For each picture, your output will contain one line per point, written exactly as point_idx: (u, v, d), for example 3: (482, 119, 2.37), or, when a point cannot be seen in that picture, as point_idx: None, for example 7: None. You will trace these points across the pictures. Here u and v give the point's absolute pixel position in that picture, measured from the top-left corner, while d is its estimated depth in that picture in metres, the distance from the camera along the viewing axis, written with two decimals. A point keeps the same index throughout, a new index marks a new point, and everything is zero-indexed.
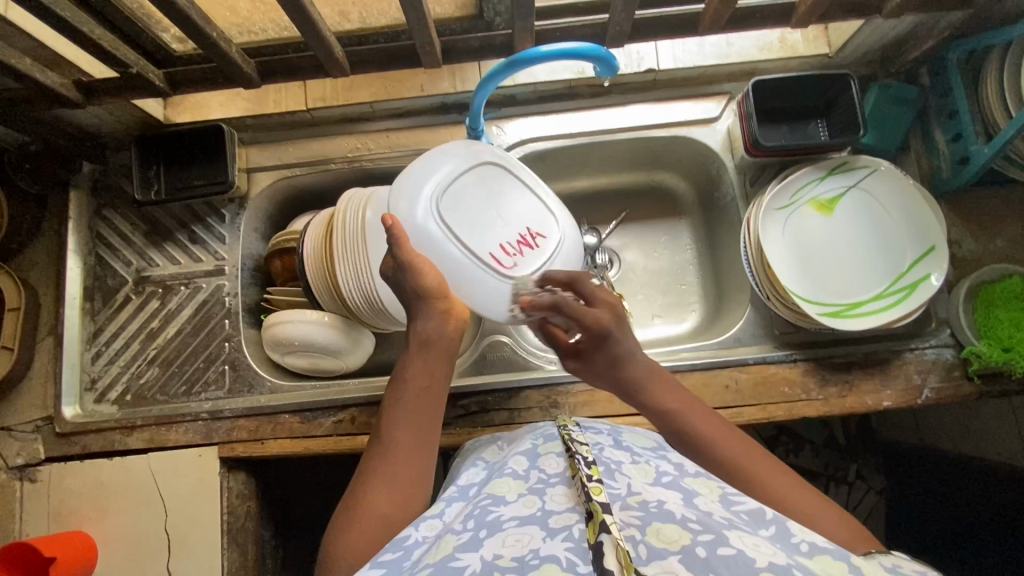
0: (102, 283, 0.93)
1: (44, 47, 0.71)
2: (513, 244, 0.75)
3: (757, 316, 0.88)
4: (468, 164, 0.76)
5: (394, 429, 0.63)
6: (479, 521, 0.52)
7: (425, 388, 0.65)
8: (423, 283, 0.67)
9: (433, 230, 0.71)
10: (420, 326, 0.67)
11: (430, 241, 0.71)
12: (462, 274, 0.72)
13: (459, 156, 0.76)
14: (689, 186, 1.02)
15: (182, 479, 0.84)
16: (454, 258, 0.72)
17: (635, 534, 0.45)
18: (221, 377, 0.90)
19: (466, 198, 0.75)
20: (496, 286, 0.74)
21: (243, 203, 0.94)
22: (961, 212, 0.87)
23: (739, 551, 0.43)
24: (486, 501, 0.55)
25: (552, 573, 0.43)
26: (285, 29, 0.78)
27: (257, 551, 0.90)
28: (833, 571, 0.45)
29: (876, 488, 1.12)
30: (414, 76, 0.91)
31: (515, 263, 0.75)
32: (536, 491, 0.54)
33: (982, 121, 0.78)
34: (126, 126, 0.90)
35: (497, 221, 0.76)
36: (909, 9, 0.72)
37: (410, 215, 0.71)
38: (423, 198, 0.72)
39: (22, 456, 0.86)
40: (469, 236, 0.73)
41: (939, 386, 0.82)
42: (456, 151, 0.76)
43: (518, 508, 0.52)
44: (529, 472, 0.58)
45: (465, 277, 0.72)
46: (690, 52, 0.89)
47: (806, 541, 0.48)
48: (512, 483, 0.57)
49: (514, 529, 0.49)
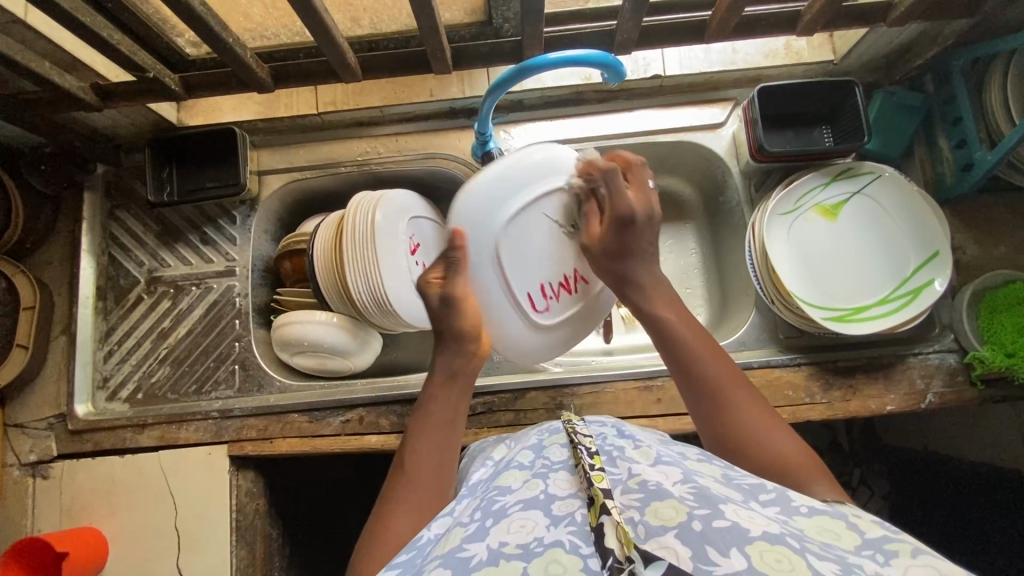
0: (114, 283, 0.94)
1: (62, 51, 0.73)
2: (552, 288, 0.76)
3: (761, 320, 0.89)
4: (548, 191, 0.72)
5: (417, 450, 0.65)
6: (486, 510, 0.53)
7: (450, 412, 0.68)
8: (460, 324, 0.69)
9: (482, 263, 0.72)
10: (447, 361, 0.69)
11: (478, 276, 0.72)
12: (498, 311, 0.75)
13: (535, 169, 0.71)
14: (694, 191, 1.03)
15: (192, 477, 0.85)
16: (495, 293, 0.73)
17: (634, 516, 0.46)
18: (231, 376, 0.91)
19: (521, 228, 0.72)
20: (522, 326, 0.76)
21: (253, 205, 0.95)
22: (965, 218, 0.87)
23: (734, 523, 0.43)
24: (494, 492, 0.56)
25: (557, 557, 0.44)
26: (297, 34, 0.79)
27: (265, 549, 0.91)
28: (830, 526, 0.47)
29: (880, 494, 1.12)
30: (423, 81, 0.92)
31: (548, 307, 0.76)
32: (540, 475, 0.55)
33: (985, 128, 0.79)
34: (140, 129, 0.91)
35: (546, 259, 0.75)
36: (914, 17, 0.72)
37: (468, 238, 0.71)
38: (479, 220, 0.70)
39: (34, 453, 0.87)
40: (511, 273, 0.73)
41: (943, 391, 0.82)
42: (533, 164, 0.71)
43: (523, 493, 0.53)
44: (534, 462, 0.59)
45: (498, 313, 0.75)
46: (696, 59, 0.90)
47: (806, 504, 0.50)
48: (517, 473, 0.58)
49: (518, 514, 0.50)
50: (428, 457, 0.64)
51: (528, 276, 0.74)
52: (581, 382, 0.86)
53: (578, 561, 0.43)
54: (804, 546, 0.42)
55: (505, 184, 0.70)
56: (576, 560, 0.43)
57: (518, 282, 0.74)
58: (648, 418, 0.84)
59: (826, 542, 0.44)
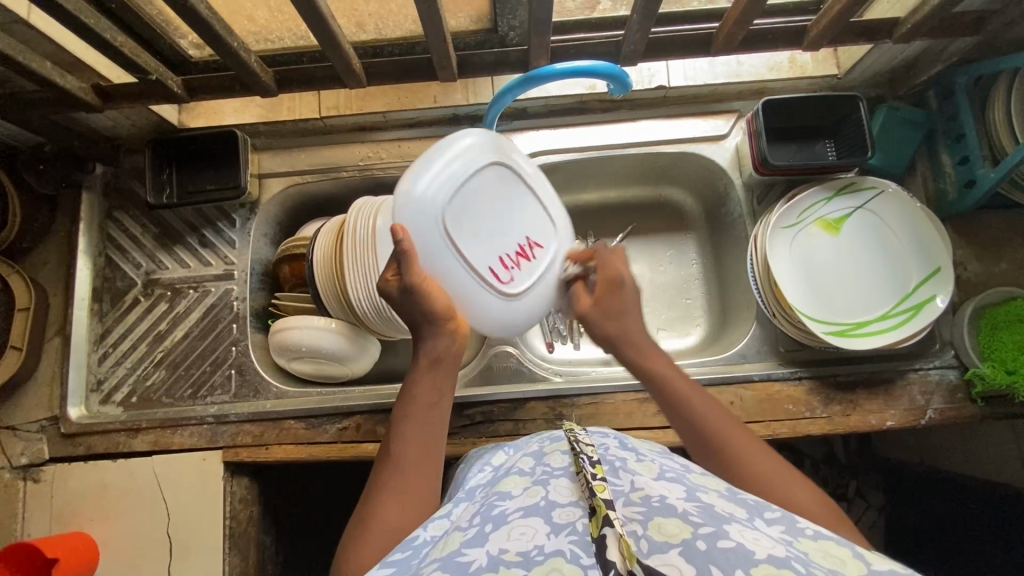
0: (111, 284, 0.93)
1: (64, 52, 0.72)
2: (511, 257, 0.72)
3: (762, 333, 0.88)
4: (473, 168, 0.69)
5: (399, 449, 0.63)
6: (485, 514, 0.52)
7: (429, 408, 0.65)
8: (430, 307, 0.64)
9: (435, 249, 0.66)
10: (430, 348, 0.66)
11: (433, 265, 0.67)
12: (464, 289, 0.69)
13: (460, 152, 0.69)
14: (695, 201, 1.03)
15: (186, 482, 0.84)
16: (450, 265, 0.67)
17: (637, 529, 0.45)
18: (227, 381, 0.90)
19: (468, 201, 0.69)
20: (494, 300, 0.71)
21: (253, 208, 0.94)
22: (967, 235, 0.87)
23: (739, 544, 0.43)
24: (493, 497, 0.56)
25: (558, 566, 0.43)
26: (301, 38, 0.79)
27: (258, 556, 0.89)
28: (836, 553, 0.46)
29: (876, 507, 1.13)
30: (427, 88, 0.92)
31: (513, 278, 0.72)
32: (540, 482, 0.55)
33: (988, 145, 0.79)
34: (140, 130, 0.91)
35: (500, 231, 0.72)
36: (919, 34, 0.73)
37: (411, 229, 0.65)
38: (423, 205, 0.66)
39: (26, 456, 0.86)
40: (467, 251, 0.68)
41: (943, 407, 0.82)
42: (459, 147, 0.69)
43: (523, 500, 0.53)
44: (535, 469, 0.59)
45: (462, 293, 0.69)
46: (701, 71, 0.90)
47: (813, 528, 0.49)
48: (517, 479, 0.57)
49: (518, 522, 0.50)
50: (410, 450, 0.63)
51: (483, 249, 0.70)
52: (582, 392, 0.86)
53: (579, 571, 0.42)
54: (808, 570, 0.42)
55: (432, 167, 0.67)
56: (577, 570, 0.42)
57: (475, 254, 0.69)
58: (647, 430, 0.84)
59: (833, 569, 0.43)
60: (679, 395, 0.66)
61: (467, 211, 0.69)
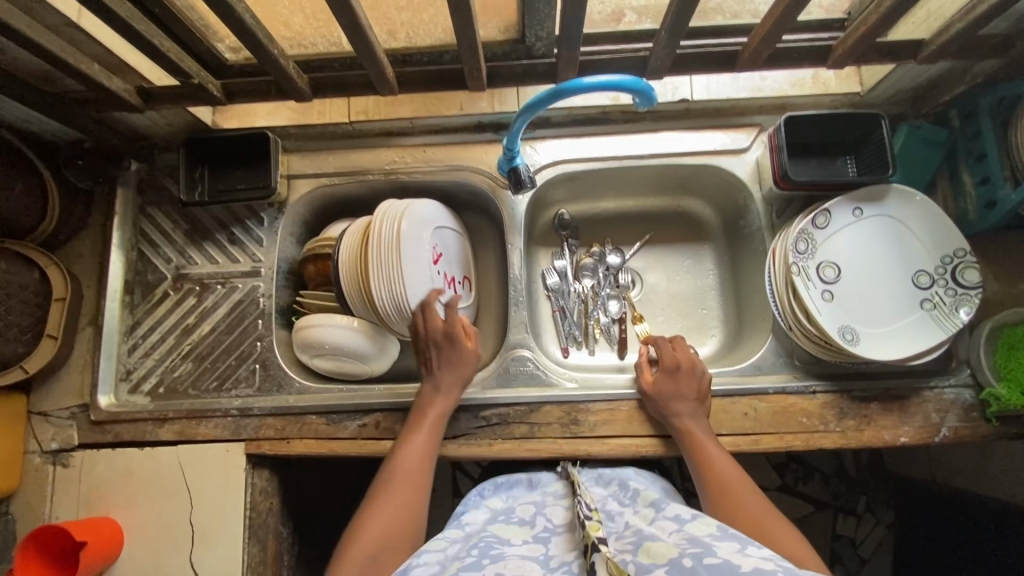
0: (142, 278, 0.96)
1: (111, 55, 0.75)
2: (452, 283, 0.94)
3: (778, 345, 0.89)
4: (854, 327, 0.82)
5: (393, 478, 0.77)
6: (485, 549, 0.59)
7: (427, 450, 0.80)
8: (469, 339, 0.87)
9: (864, 270, 0.85)
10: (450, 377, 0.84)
11: (858, 278, 0.85)
12: (872, 265, 0.85)
13: (884, 334, 0.82)
14: (714, 213, 1.04)
15: (209, 472, 0.87)
16: (860, 280, 0.85)
17: (626, 558, 0.55)
18: (251, 375, 0.92)
19: (866, 297, 0.84)
20: (450, 302, 0.93)
21: (281, 208, 0.97)
22: (985, 254, 0.88)
23: (724, 560, 0.48)
24: (492, 538, 0.63)
25: None
26: (334, 44, 0.81)
27: (276, 548, 0.91)
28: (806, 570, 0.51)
29: (885, 523, 1.17)
30: (453, 96, 0.94)
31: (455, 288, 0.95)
32: (539, 539, 0.63)
33: (1010, 167, 0.79)
34: (176, 129, 0.94)
35: (880, 284, 0.84)
36: (944, 55, 0.74)
37: (830, 248, 0.85)
38: (849, 272, 0.85)
39: (56, 441, 0.89)
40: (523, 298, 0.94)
41: (957, 426, 0.83)
42: (875, 336, 0.82)
43: (523, 550, 0.60)
44: (534, 518, 0.67)
45: (873, 265, 0.85)
46: (723, 85, 0.91)
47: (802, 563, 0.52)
48: (517, 529, 0.65)
49: (516, 558, 0.57)
50: (401, 483, 0.76)
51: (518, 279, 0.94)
52: (597, 398, 0.87)
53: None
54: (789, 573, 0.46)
55: (849, 313, 0.83)
56: None
57: (837, 252, 0.85)
58: (662, 438, 0.85)
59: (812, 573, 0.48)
60: (698, 442, 0.79)
61: (858, 279, 0.85)
